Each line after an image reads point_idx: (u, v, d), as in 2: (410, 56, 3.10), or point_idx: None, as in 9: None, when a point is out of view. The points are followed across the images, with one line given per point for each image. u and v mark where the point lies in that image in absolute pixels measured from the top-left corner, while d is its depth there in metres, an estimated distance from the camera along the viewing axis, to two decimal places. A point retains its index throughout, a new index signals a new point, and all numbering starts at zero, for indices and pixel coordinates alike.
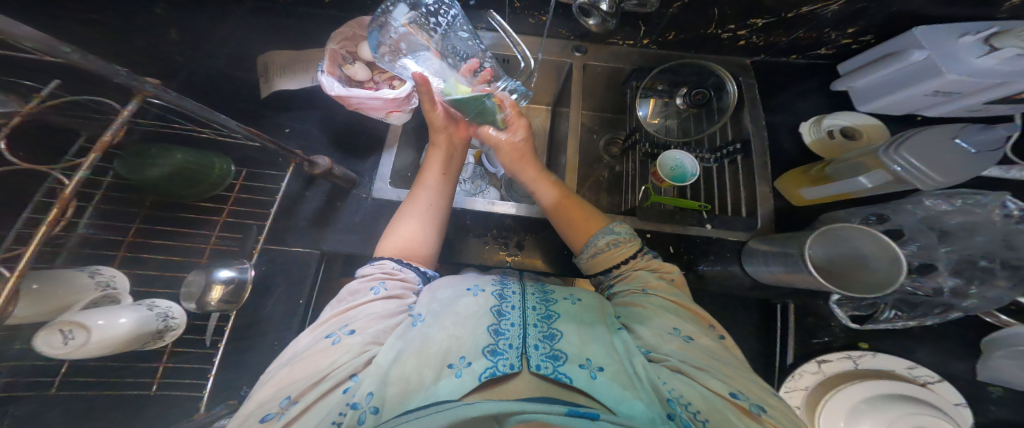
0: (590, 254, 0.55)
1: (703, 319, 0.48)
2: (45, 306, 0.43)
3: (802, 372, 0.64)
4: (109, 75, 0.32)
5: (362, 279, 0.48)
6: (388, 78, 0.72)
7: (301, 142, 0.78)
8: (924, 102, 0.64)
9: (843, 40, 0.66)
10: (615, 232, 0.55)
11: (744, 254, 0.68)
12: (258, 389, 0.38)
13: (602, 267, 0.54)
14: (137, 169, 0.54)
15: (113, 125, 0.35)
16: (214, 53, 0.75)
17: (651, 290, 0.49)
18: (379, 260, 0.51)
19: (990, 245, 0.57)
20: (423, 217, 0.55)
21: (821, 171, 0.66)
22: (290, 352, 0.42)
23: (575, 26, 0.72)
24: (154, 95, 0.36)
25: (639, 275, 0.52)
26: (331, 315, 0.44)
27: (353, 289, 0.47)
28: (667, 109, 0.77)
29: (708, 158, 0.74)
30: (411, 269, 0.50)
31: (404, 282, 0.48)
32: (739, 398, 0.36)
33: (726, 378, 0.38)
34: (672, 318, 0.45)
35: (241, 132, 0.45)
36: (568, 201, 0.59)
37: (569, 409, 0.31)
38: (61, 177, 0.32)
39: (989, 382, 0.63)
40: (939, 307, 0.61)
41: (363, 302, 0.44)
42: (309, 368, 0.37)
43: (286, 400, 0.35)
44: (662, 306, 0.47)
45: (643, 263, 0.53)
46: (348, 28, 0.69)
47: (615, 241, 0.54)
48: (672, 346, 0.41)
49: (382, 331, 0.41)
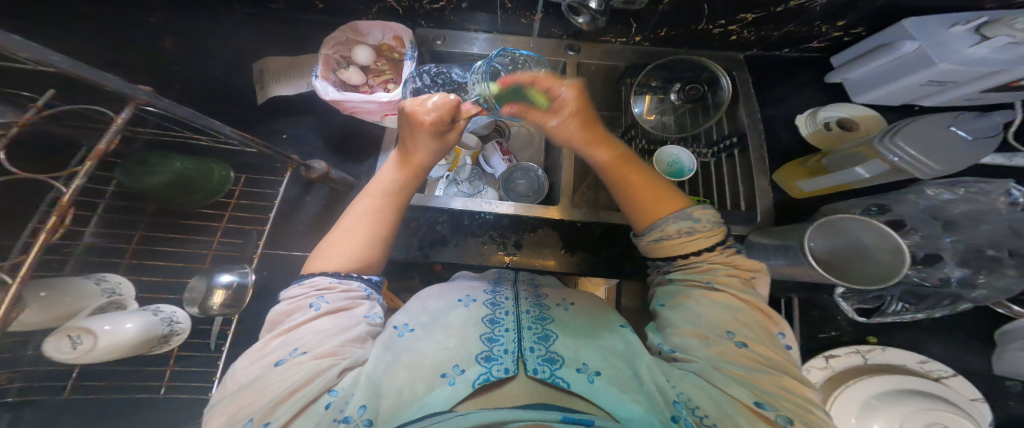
0: (655, 237, 0.50)
1: (771, 321, 0.43)
2: (52, 313, 0.45)
3: (810, 368, 0.62)
4: (102, 84, 0.33)
5: (291, 301, 0.43)
6: (384, 82, 0.75)
7: (299, 148, 0.81)
8: (921, 92, 0.64)
9: (835, 33, 0.66)
10: (693, 218, 0.49)
11: (745, 248, 0.66)
12: (210, 415, 0.35)
13: (666, 254, 0.50)
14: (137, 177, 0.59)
15: (107, 133, 0.36)
16: (208, 61, 0.77)
17: (717, 285, 0.45)
18: (311, 278, 0.45)
19: (997, 233, 0.56)
20: (365, 232, 0.49)
21: (817, 163, 0.65)
22: (229, 380, 0.37)
23: (566, 25, 0.72)
24: (147, 102, 0.36)
25: (709, 268, 0.47)
26: (268, 338, 0.40)
27: (285, 311, 0.42)
28: (663, 105, 0.77)
29: (703, 153, 0.76)
30: (355, 279, 0.46)
31: (347, 293, 0.45)
32: (765, 409, 0.35)
33: (754, 387, 0.37)
34: (728, 320, 0.42)
35: (238, 138, 0.46)
36: (639, 181, 0.53)
37: (563, 416, 0.31)
38: (61, 185, 0.33)
39: (1007, 376, 0.62)
40: (948, 299, 0.60)
41: (303, 322, 0.40)
42: (263, 393, 0.34)
43: (249, 422, 0.33)
44: (722, 306, 0.43)
45: (721, 256, 0.47)
46: (341, 32, 0.70)
47: (691, 228, 0.48)
48: (710, 350, 0.40)
49: (340, 346, 0.39)
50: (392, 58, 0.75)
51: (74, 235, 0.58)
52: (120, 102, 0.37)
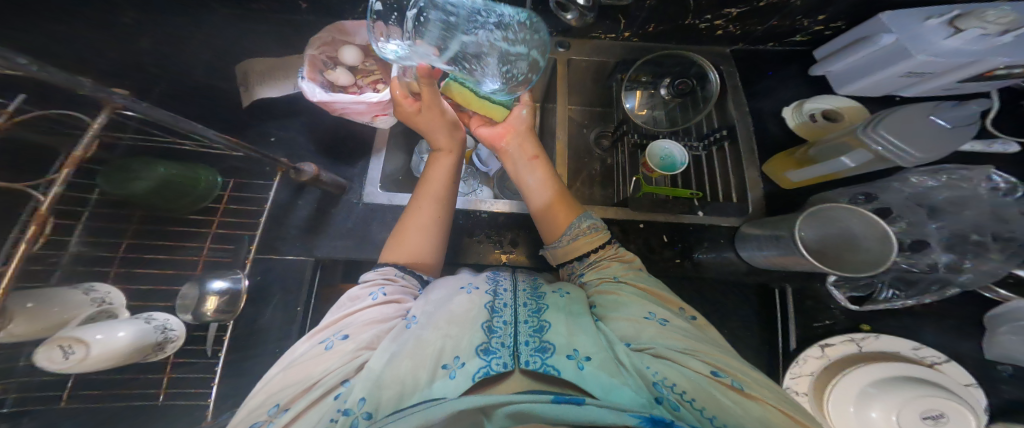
0: (572, 236, 0.55)
1: (674, 302, 0.49)
2: (39, 324, 0.44)
3: (805, 358, 0.63)
4: (74, 87, 0.33)
5: (364, 285, 0.48)
6: (372, 82, 0.75)
7: (288, 150, 0.82)
8: (901, 83, 0.66)
9: (816, 26, 0.69)
10: (592, 217, 0.57)
11: (738, 240, 0.69)
12: (252, 395, 0.39)
13: (577, 254, 0.55)
14: (121, 186, 0.56)
15: (82, 139, 0.36)
16: (191, 66, 0.77)
17: (622, 278, 0.50)
18: (382, 266, 0.51)
19: (979, 218, 0.58)
20: (431, 229, 0.56)
21: (805, 154, 0.66)
22: (281, 361, 0.42)
23: (555, 22, 0.73)
24: (124, 107, 0.37)
25: (610, 265, 0.53)
26: (330, 321, 0.44)
27: (354, 295, 0.47)
28: (654, 100, 0.79)
29: (696, 147, 0.74)
30: (413, 275, 0.52)
31: (404, 287, 0.49)
32: (721, 376, 0.37)
33: (707, 358, 0.39)
34: (647, 304, 0.46)
35: (221, 141, 0.46)
36: (558, 200, 0.59)
37: (556, 397, 0.31)
38: (37, 192, 0.33)
39: (997, 360, 0.63)
40: (936, 284, 0.62)
41: (361, 308, 0.44)
42: (300, 376, 0.37)
43: (275, 407, 0.35)
44: (637, 294, 0.47)
45: (613, 252, 0.55)
46: (326, 33, 0.71)
47: (593, 225, 0.56)
48: (653, 332, 0.42)
49: (376, 336, 0.41)
50: (381, 58, 0.76)
51: (57, 244, 0.57)
52: (96, 107, 0.37)
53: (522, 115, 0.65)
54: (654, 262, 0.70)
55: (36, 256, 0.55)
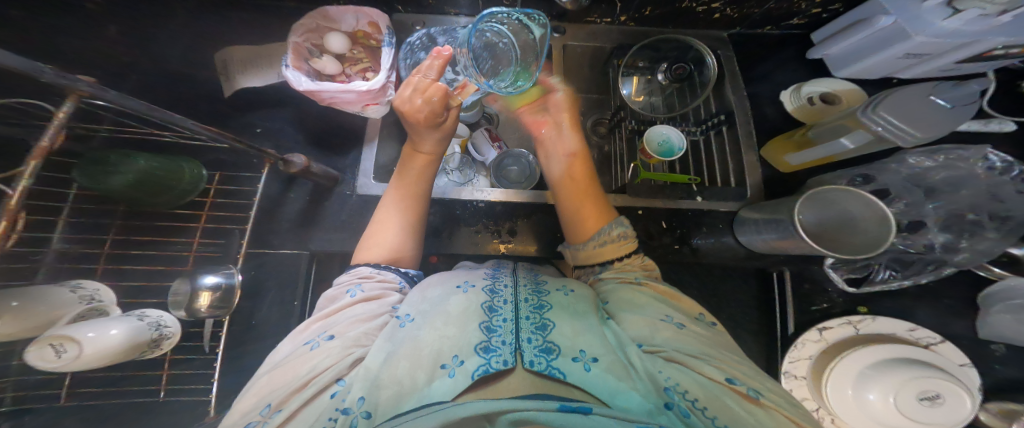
0: (599, 242, 0.55)
1: (693, 308, 0.49)
2: (24, 323, 0.43)
3: (804, 341, 0.64)
4: (36, 74, 0.31)
5: (337, 286, 0.49)
6: (361, 70, 0.74)
7: (277, 141, 0.82)
8: (900, 64, 0.66)
9: (814, 9, 0.67)
10: (625, 224, 0.56)
11: (737, 224, 0.69)
12: (240, 399, 0.38)
13: (596, 260, 0.55)
14: (97, 180, 0.53)
15: (48, 130, 0.35)
16: (163, 56, 0.74)
17: (643, 280, 0.51)
18: (355, 268, 0.51)
19: (976, 197, 0.59)
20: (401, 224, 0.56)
21: (803, 136, 0.67)
22: (269, 363, 0.41)
23: (551, 6, 0.72)
24: (91, 94, 0.35)
25: (632, 269, 0.53)
26: (311, 322, 0.44)
27: (331, 295, 0.48)
28: (651, 85, 0.78)
29: (693, 131, 0.75)
30: (389, 270, 0.51)
31: (382, 283, 0.49)
32: (736, 384, 0.37)
33: (720, 365, 0.39)
34: (664, 307, 0.46)
35: (200, 131, 0.45)
36: (581, 186, 0.61)
37: (562, 405, 0.30)
38: (5, 187, 0.31)
39: (992, 339, 0.64)
40: (932, 264, 0.62)
41: (340, 307, 0.45)
42: (290, 376, 0.37)
43: (267, 408, 0.35)
44: (654, 297, 0.48)
45: (640, 261, 0.54)
46: (310, 19, 0.70)
47: (625, 233, 0.55)
48: (666, 335, 0.42)
49: (363, 334, 0.41)
50: (369, 45, 0.74)
51: (38, 242, 0.56)
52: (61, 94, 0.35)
53: (557, 97, 0.69)
54: (654, 247, 0.71)
55: (16, 254, 0.54)
